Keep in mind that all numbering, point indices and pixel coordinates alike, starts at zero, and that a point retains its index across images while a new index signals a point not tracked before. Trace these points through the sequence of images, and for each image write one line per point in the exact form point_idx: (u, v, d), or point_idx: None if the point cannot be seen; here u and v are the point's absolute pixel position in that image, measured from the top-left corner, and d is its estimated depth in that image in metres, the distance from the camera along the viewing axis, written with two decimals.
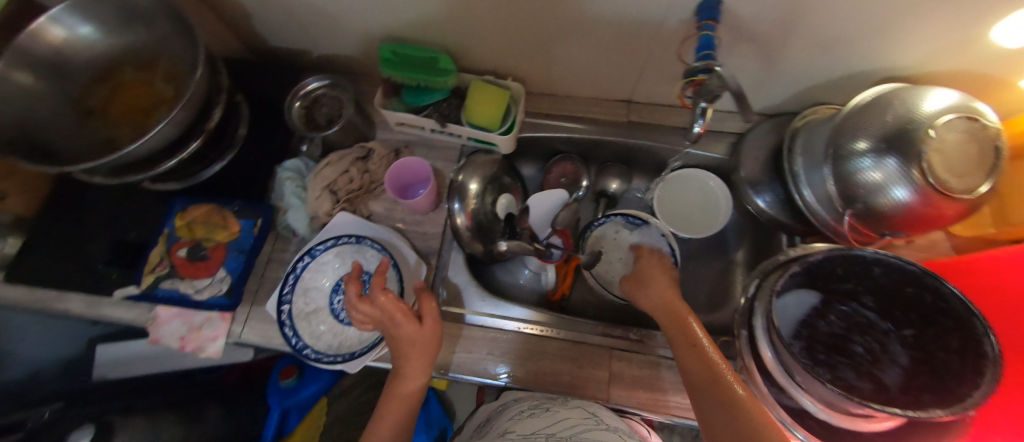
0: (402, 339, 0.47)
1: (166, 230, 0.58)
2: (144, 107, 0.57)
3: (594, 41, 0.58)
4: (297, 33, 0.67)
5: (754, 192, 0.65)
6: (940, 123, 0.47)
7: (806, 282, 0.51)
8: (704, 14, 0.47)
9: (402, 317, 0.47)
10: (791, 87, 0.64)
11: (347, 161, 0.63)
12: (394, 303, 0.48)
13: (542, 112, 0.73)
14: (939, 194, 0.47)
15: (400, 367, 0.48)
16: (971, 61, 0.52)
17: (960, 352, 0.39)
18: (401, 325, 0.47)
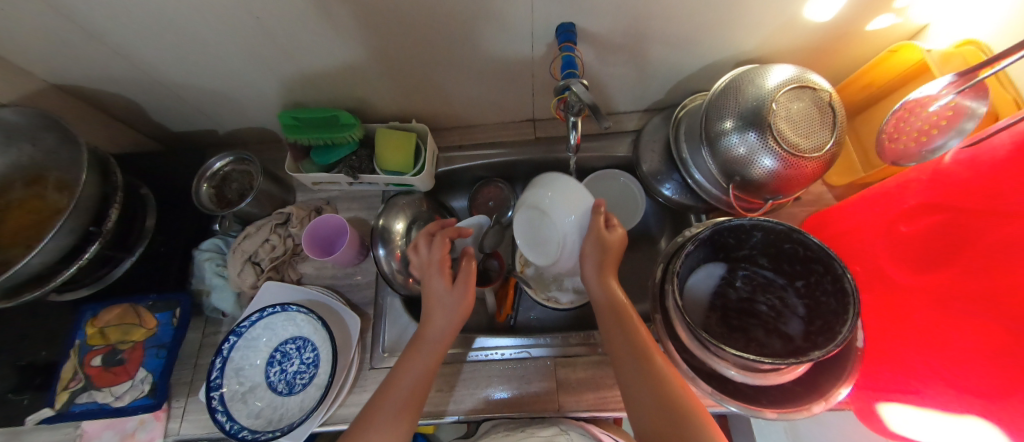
0: (436, 295, 0.53)
1: (78, 341, 0.56)
2: (36, 221, 0.56)
3: (477, 75, 0.63)
4: (200, 112, 0.69)
5: (658, 182, 0.70)
6: (778, 97, 0.53)
7: (708, 256, 0.56)
8: (562, 37, 0.54)
9: (440, 268, 0.54)
10: (668, 83, 0.70)
11: (267, 229, 0.64)
12: (441, 252, 0.56)
13: (455, 145, 0.77)
14: (793, 156, 0.53)
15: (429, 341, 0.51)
16: (803, 37, 0.59)
17: (834, 293, 0.44)
18: (438, 276, 0.54)
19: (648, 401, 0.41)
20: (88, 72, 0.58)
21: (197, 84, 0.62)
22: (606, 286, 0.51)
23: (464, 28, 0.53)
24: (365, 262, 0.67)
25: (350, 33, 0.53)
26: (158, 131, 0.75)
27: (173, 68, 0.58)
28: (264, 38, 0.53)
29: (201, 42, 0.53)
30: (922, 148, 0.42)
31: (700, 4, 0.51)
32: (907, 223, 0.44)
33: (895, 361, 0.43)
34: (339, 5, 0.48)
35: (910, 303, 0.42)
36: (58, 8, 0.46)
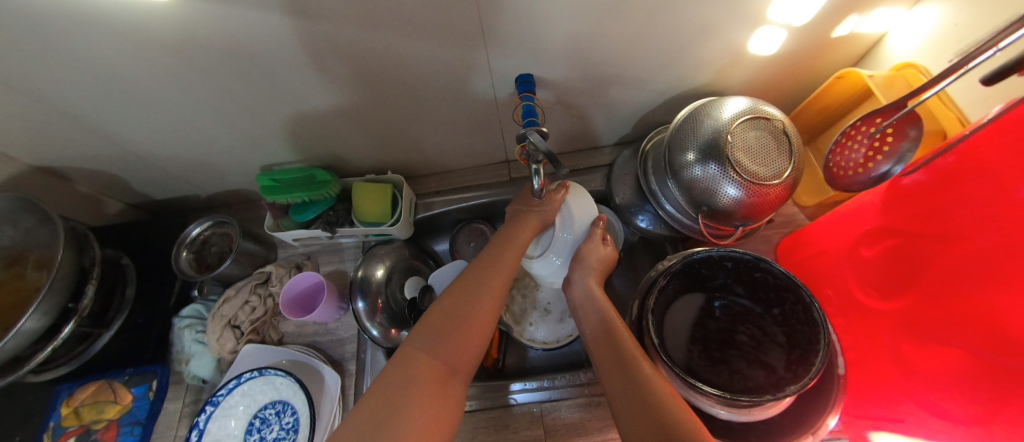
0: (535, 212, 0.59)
1: (51, 423, 0.55)
2: (14, 302, 0.56)
3: (446, 126, 0.66)
4: (181, 179, 0.72)
5: (633, 215, 0.71)
6: (733, 129, 0.55)
7: (685, 286, 0.55)
8: (521, 87, 0.56)
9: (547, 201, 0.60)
10: (633, 118, 0.72)
11: (246, 290, 0.64)
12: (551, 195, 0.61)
13: (433, 191, 0.79)
14: (755, 185, 0.53)
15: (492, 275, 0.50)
16: (754, 69, 0.61)
17: (807, 322, 0.45)
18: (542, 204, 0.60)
19: (644, 422, 0.36)
20: (68, 153, 0.60)
21: (176, 154, 0.65)
22: (602, 311, 0.50)
23: (426, 85, 0.56)
24: (346, 316, 0.67)
25: (318, 98, 0.56)
26: (140, 200, 0.76)
27: (152, 142, 0.61)
28: (236, 109, 0.56)
29: (177, 116, 0.56)
30: (869, 174, 0.45)
31: (646, 49, 0.54)
32: (867, 247, 0.45)
33: (884, 389, 0.42)
34: (304, 74, 0.51)
35: (883, 326, 0.43)
36: (38, 98, 0.49)
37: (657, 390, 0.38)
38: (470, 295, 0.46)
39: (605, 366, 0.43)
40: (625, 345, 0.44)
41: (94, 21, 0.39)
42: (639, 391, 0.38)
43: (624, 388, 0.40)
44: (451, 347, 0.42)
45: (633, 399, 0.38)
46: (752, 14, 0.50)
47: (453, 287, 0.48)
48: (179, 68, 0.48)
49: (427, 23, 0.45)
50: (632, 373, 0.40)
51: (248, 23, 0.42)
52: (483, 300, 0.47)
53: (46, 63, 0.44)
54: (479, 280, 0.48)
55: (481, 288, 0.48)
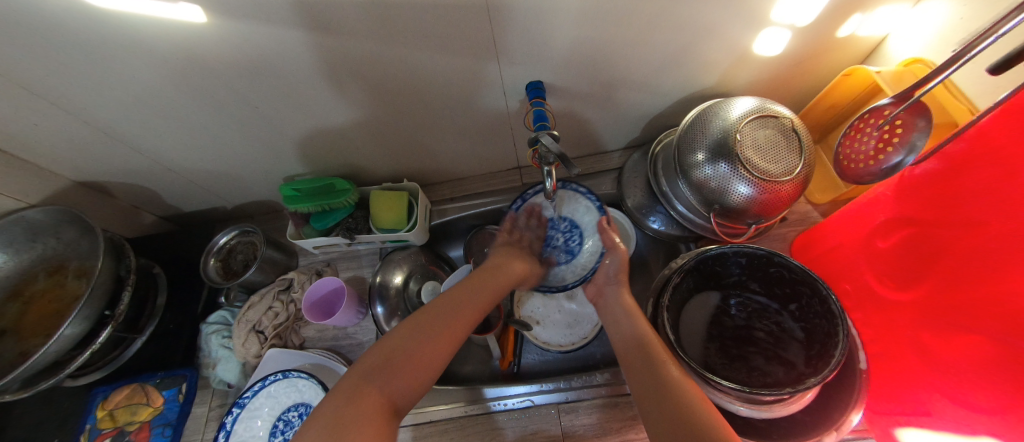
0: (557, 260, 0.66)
1: (88, 425, 0.58)
2: (57, 309, 0.60)
3: (459, 135, 0.69)
4: (210, 192, 0.76)
5: (645, 217, 0.72)
6: (741, 128, 0.55)
7: (699, 284, 0.55)
8: (532, 94, 0.58)
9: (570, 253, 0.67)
10: (641, 122, 0.73)
11: (270, 296, 0.66)
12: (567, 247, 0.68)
13: (447, 198, 0.82)
14: (766, 182, 0.54)
15: (446, 322, 0.47)
16: (760, 71, 0.63)
17: (824, 314, 0.45)
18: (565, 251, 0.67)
19: None
20: (110, 169, 0.65)
21: (206, 168, 0.68)
22: (630, 316, 0.50)
23: (439, 95, 0.58)
24: (365, 320, 0.69)
25: (337, 110, 0.59)
26: (171, 213, 0.81)
27: (183, 156, 0.65)
28: (262, 123, 0.59)
29: (209, 133, 0.60)
30: (880, 166, 0.44)
31: (649, 53, 0.56)
32: (883, 238, 0.45)
33: (910, 381, 0.42)
34: (326, 88, 0.54)
35: (902, 318, 0.43)
36: (84, 118, 0.54)
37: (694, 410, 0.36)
38: (416, 342, 0.44)
39: (631, 366, 0.44)
40: (654, 346, 0.44)
41: (138, 42, 0.43)
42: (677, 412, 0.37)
43: (655, 393, 0.40)
44: (401, 381, 0.41)
45: (664, 403, 0.38)
46: (753, 16, 0.51)
47: (419, 315, 0.48)
48: (210, 84, 0.51)
49: (440, 36, 0.47)
50: (662, 376, 0.40)
51: (273, 38, 0.45)
52: (432, 349, 0.44)
53: (93, 85, 0.48)
54: (431, 324, 0.46)
55: (442, 325, 0.47)
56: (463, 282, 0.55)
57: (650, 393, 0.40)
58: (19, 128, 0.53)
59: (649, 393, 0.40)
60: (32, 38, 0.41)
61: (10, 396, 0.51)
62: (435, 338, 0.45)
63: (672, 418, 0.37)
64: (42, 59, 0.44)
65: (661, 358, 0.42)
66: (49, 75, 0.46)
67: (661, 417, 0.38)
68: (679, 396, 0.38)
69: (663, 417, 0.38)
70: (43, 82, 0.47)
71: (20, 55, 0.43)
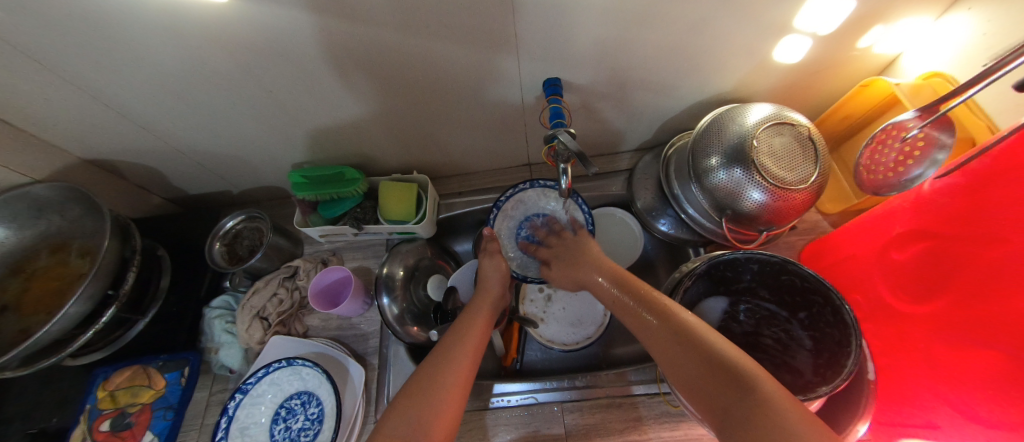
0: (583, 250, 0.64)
1: (88, 405, 0.57)
2: (59, 288, 0.60)
3: (471, 129, 0.68)
4: (216, 175, 0.75)
5: (654, 219, 0.71)
6: (758, 134, 0.55)
7: (708, 289, 0.55)
8: (549, 90, 0.57)
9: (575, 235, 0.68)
10: (655, 124, 0.73)
11: (275, 283, 0.66)
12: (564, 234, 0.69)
13: (455, 192, 0.81)
14: (781, 189, 0.54)
15: (440, 388, 0.45)
16: (778, 78, 0.62)
17: (836, 324, 0.45)
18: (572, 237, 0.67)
19: (720, 395, 0.35)
20: (117, 148, 0.64)
21: (214, 151, 0.68)
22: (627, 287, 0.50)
23: (456, 88, 0.58)
24: (370, 311, 0.68)
25: (352, 99, 0.58)
26: (176, 195, 0.80)
27: (193, 138, 0.64)
28: (275, 108, 0.59)
29: (221, 116, 0.60)
30: (899, 178, 0.43)
31: (669, 55, 0.55)
32: (899, 250, 0.45)
33: (920, 392, 0.42)
34: (341, 76, 0.53)
35: (916, 330, 0.43)
36: (95, 94, 0.53)
37: (717, 352, 0.38)
38: (413, 416, 0.42)
39: (660, 343, 0.42)
40: (683, 320, 0.42)
41: (154, 20, 0.42)
42: (703, 360, 0.38)
43: (703, 368, 0.37)
44: (433, 415, 0.43)
45: (715, 376, 0.36)
46: (777, 23, 0.51)
47: (429, 354, 0.50)
48: (226, 66, 0.50)
49: (461, 27, 0.47)
50: (681, 328, 0.41)
51: (290, 21, 0.44)
52: (436, 418, 0.43)
53: (105, 61, 0.47)
54: (425, 393, 0.44)
55: (453, 354, 0.49)
56: (461, 314, 0.58)
57: (694, 371, 0.38)
58: (30, 102, 0.52)
59: (696, 371, 0.38)
60: (44, 10, 0.40)
61: (10, 373, 0.50)
62: (440, 407, 0.44)
63: (703, 375, 0.37)
64: (54, 32, 0.43)
65: (700, 331, 0.40)
66: (62, 49, 0.45)
67: (719, 396, 0.35)
68: (730, 368, 0.36)
69: (718, 396, 0.36)
70: (55, 55, 0.46)
71: (33, 27, 0.42)
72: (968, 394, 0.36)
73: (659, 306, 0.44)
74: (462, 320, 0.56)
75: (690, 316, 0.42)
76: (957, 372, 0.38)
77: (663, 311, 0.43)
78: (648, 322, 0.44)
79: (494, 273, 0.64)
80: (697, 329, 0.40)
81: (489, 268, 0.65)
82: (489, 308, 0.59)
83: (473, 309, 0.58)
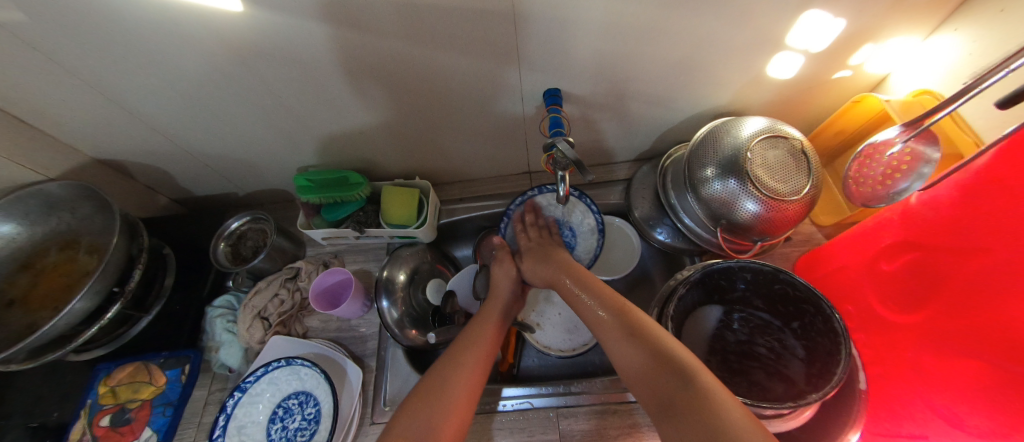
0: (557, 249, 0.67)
1: (89, 400, 0.58)
2: (66, 284, 0.61)
3: (473, 137, 0.70)
4: (224, 178, 0.77)
5: (652, 228, 0.73)
6: (752, 146, 0.57)
7: (703, 298, 0.56)
8: (549, 101, 0.59)
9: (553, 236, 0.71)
10: (652, 135, 0.75)
11: (276, 284, 0.67)
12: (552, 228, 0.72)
13: (456, 198, 0.83)
14: (774, 200, 0.55)
15: (450, 392, 0.46)
16: (772, 93, 0.64)
17: (827, 333, 0.45)
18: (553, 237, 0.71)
19: (666, 385, 0.38)
20: (131, 149, 0.66)
21: (223, 154, 0.70)
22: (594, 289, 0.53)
23: (459, 98, 0.60)
24: (369, 313, 0.69)
25: (358, 106, 0.60)
26: (184, 196, 0.82)
27: (203, 141, 0.66)
28: (284, 114, 0.61)
29: (232, 121, 0.62)
30: (888, 191, 0.46)
31: (666, 69, 0.57)
32: (889, 261, 0.46)
33: (910, 403, 0.42)
34: (346, 84, 0.55)
35: (904, 341, 0.43)
36: (112, 97, 0.55)
37: (667, 347, 0.41)
38: (424, 419, 0.43)
39: (617, 344, 0.44)
40: (642, 320, 0.45)
41: (171, 27, 0.44)
42: (653, 355, 0.41)
43: (653, 363, 0.40)
44: (442, 419, 0.43)
45: (660, 369, 0.39)
46: (769, 40, 0.53)
47: (440, 359, 0.51)
48: (237, 72, 0.52)
49: (465, 38, 0.48)
50: (634, 327, 0.44)
51: (301, 30, 0.46)
52: (445, 421, 0.43)
53: (123, 66, 0.49)
54: (434, 397, 0.45)
55: (465, 358, 0.50)
56: (471, 319, 0.59)
57: (643, 364, 0.41)
58: (47, 102, 0.54)
59: (649, 367, 0.40)
60: (69, 17, 0.42)
61: (16, 366, 0.52)
62: (448, 410, 0.44)
63: (650, 368, 0.40)
64: (75, 37, 0.45)
65: (652, 329, 0.43)
66: (83, 53, 0.47)
67: (664, 385, 0.38)
68: (674, 361, 0.39)
69: (664, 386, 0.38)
70: (76, 59, 0.48)
71: (56, 32, 0.44)
72: (956, 404, 0.37)
73: (620, 308, 0.47)
74: (473, 327, 0.57)
75: (646, 318, 0.45)
76: (945, 383, 0.38)
77: (622, 312, 0.47)
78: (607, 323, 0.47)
79: (504, 279, 0.66)
80: (653, 328, 0.43)
81: (499, 275, 0.66)
82: (500, 314, 0.60)
83: (486, 316, 0.59)
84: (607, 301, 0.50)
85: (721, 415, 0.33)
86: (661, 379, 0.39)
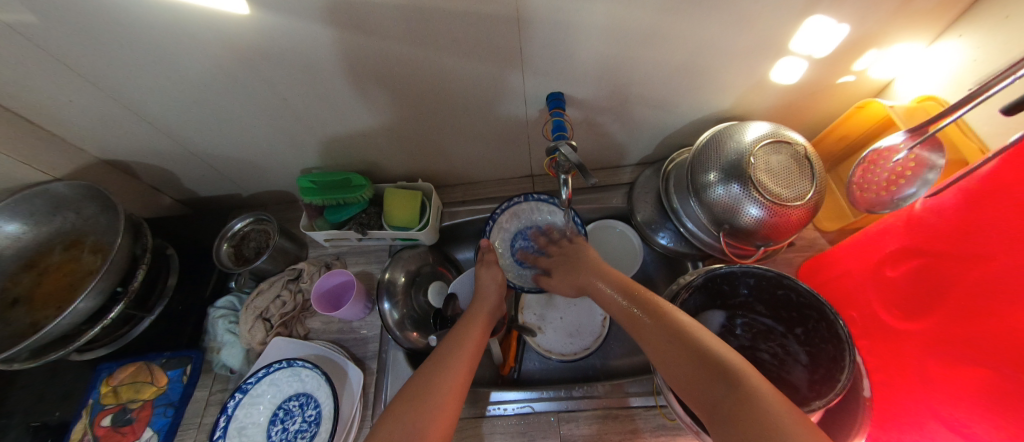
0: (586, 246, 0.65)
1: (91, 400, 0.58)
2: (70, 283, 0.61)
3: (476, 140, 0.70)
4: (228, 179, 0.78)
5: (654, 233, 0.72)
6: (755, 151, 0.56)
7: (705, 303, 0.56)
8: (552, 104, 0.59)
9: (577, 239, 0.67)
10: (655, 139, 0.75)
11: (278, 285, 0.67)
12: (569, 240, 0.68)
13: (458, 201, 0.83)
14: (778, 205, 0.55)
15: (436, 396, 0.45)
16: (775, 98, 0.64)
17: (831, 340, 0.45)
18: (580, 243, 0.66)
19: (715, 393, 0.36)
20: (136, 150, 0.67)
21: (227, 155, 0.70)
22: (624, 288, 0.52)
23: (462, 101, 0.60)
24: (370, 315, 0.69)
25: (362, 109, 0.60)
26: (187, 197, 0.82)
27: (207, 142, 0.66)
28: (287, 116, 0.61)
29: (237, 123, 0.62)
30: (893, 196, 0.47)
31: (669, 74, 0.57)
32: (893, 267, 0.45)
33: (915, 411, 0.42)
34: (351, 86, 0.55)
35: (909, 348, 0.43)
36: (118, 98, 0.55)
37: (714, 351, 0.39)
38: (410, 420, 0.43)
39: (656, 345, 0.43)
40: (681, 321, 0.43)
41: (178, 30, 0.45)
42: (702, 358, 0.39)
43: (701, 370, 0.38)
44: (426, 423, 0.43)
45: (710, 376, 0.37)
46: (773, 45, 0.53)
47: (426, 361, 0.50)
48: (244, 74, 0.52)
49: (470, 42, 0.49)
50: (676, 329, 0.42)
51: (307, 33, 0.46)
52: (430, 423, 0.43)
53: (130, 67, 0.50)
54: (419, 401, 0.44)
55: (450, 359, 0.50)
56: (457, 321, 0.58)
57: (689, 369, 0.39)
58: (55, 102, 0.54)
59: (695, 371, 0.38)
60: (78, 18, 0.42)
61: (19, 365, 0.52)
62: (432, 412, 0.44)
63: (697, 372, 0.38)
64: (85, 39, 0.45)
65: (696, 331, 0.41)
66: (91, 55, 0.48)
67: (713, 392, 0.36)
68: (724, 366, 0.37)
69: (715, 396, 0.36)
70: (84, 61, 0.48)
71: (66, 33, 0.44)
72: (961, 413, 0.37)
73: (656, 309, 0.45)
74: (461, 328, 0.56)
75: (687, 319, 0.43)
76: (949, 393, 0.38)
77: (658, 313, 0.44)
78: (643, 323, 0.45)
79: (492, 282, 0.65)
80: (697, 331, 0.41)
81: (485, 277, 0.65)
82: (487, 315, 0.60)
83: (472, 317, 0.59)
84: (641, 299, 0.48)
85: (780, 429, 0.31)
86: (711, 387, 0.37)
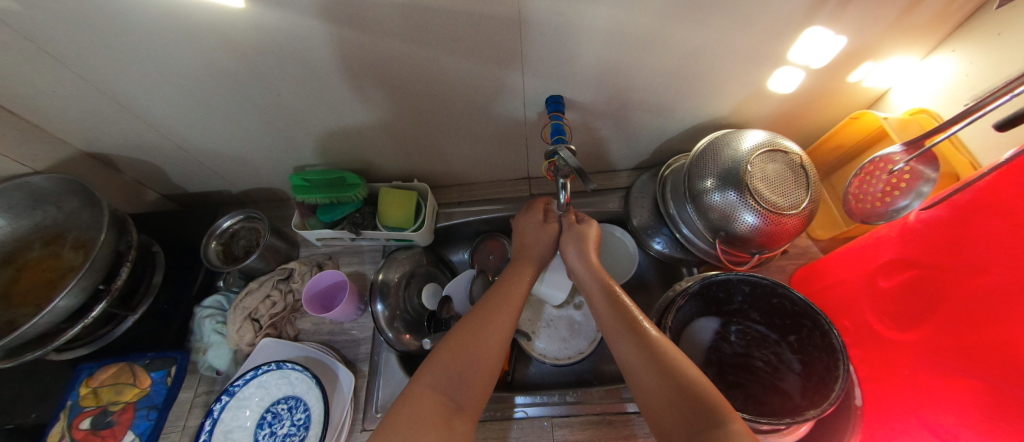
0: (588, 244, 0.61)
1: (70, 401, 0.57)
2: (50, 280, 0.59)
3: (473, 141, 0.69)
4: (217, 175, 0.76)
5: (650, 238, 0.72)
6: (752, 159, 0.57)
7: (700, 310, 0.56)
8: (551, 107, 0.59)
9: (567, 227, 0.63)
10: (652, 144, 0.75)
11: (268, 285, 0.65)
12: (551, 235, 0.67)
13: (454, 202, 0.82)
14: (773, 214, 0.55)
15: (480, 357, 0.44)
16: (771, 106, 0.64)
17: (825, 349, 0.45)
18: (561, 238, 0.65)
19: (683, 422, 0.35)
20: (121, 143, 0.65)
21: (216, 150, 0.68)
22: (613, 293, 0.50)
23: (460, 102, 0.59)
24: (362, 317, 0.68)
25: (358, 107, 0.59)
26: (173, 192, 0.80)
27: (197, 137, 0.65)
28: (280, 112, 0.60)
29: (228, 118, 0.61)
30: (887, 208, 0.47)
31: (668, 80, 0.57)
32: (886, 278, 0.46)
33: (905, 421, 0.42)
34: (347, 84, 0.55)
35: (900, 358, 0.44)
36: (104, 89, 0.53)
37: (686, 379, 0.38)
38: (453, 375, 0.41)
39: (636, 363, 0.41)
40: (656, 341, 0.42)
41: (169, 22, 0.43)
42: (671, 386, 0.38)
43: (670, 394, 0.37)
44: (458, 381, 0.41)
45: (685, 406, 0.36)
46: (771, 55, 0.53)
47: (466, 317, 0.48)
48: (236, 69, 0.51)
49: (470, 43, 0.48)
50: (648, 350, 0.41)
51: (304, 29, 0.45)
52: (471, 384, 0.42)
53: (118, 59, 0.48)
54: (465, 355, 0.43)
55: (492, 320, 0.48)
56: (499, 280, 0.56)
57: (663, 394, 0.38)
58: (37, 93, 0.52)
59: (671, 400, 0.37)
60: (62, 7, 0.41)
61: None
62: (474, 366, 0.43)
63: (669, 399, 0.37)
64: (69, 28, 0.43)
65: (671, 355, 0.40)
66: (76, 45, 0.46)
67: (684, 419, 0.35)
68: (696, 394, 0.36)
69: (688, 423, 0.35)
70: (69, 51, 0.47)
71: (50, 23, 0.43)
72: (954, 426, 0.37)
73: (632, 322, 0.45)
74: (505, 283, 0.55)
75: (662, 340, 0.42)
76: (942, 401, 0.38)
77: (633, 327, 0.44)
78: (622, 338, 0.44)
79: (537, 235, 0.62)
80: (674, 358, 0.40)
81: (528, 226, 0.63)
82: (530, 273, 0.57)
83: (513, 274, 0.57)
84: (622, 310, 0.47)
85: None
86: (665, 403, 0.37)
